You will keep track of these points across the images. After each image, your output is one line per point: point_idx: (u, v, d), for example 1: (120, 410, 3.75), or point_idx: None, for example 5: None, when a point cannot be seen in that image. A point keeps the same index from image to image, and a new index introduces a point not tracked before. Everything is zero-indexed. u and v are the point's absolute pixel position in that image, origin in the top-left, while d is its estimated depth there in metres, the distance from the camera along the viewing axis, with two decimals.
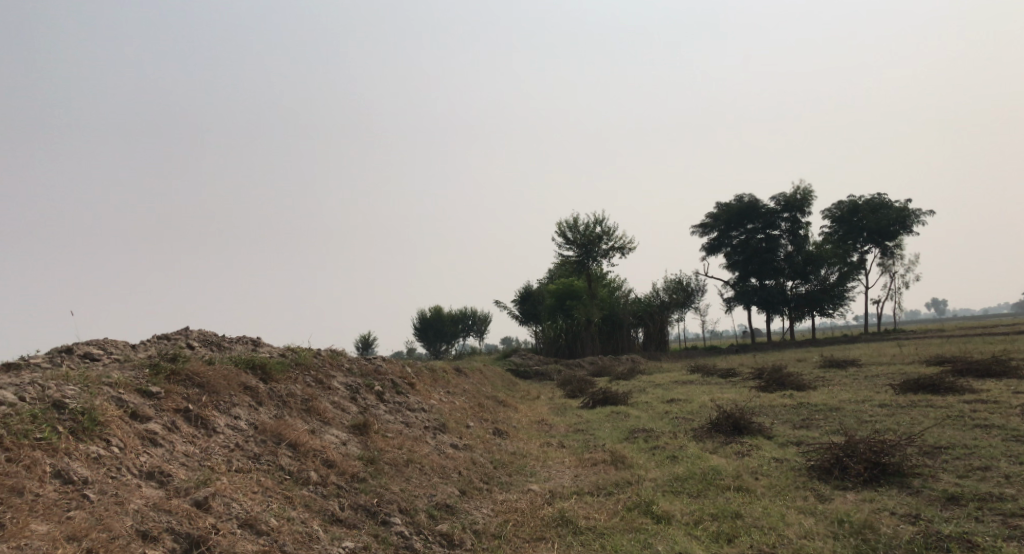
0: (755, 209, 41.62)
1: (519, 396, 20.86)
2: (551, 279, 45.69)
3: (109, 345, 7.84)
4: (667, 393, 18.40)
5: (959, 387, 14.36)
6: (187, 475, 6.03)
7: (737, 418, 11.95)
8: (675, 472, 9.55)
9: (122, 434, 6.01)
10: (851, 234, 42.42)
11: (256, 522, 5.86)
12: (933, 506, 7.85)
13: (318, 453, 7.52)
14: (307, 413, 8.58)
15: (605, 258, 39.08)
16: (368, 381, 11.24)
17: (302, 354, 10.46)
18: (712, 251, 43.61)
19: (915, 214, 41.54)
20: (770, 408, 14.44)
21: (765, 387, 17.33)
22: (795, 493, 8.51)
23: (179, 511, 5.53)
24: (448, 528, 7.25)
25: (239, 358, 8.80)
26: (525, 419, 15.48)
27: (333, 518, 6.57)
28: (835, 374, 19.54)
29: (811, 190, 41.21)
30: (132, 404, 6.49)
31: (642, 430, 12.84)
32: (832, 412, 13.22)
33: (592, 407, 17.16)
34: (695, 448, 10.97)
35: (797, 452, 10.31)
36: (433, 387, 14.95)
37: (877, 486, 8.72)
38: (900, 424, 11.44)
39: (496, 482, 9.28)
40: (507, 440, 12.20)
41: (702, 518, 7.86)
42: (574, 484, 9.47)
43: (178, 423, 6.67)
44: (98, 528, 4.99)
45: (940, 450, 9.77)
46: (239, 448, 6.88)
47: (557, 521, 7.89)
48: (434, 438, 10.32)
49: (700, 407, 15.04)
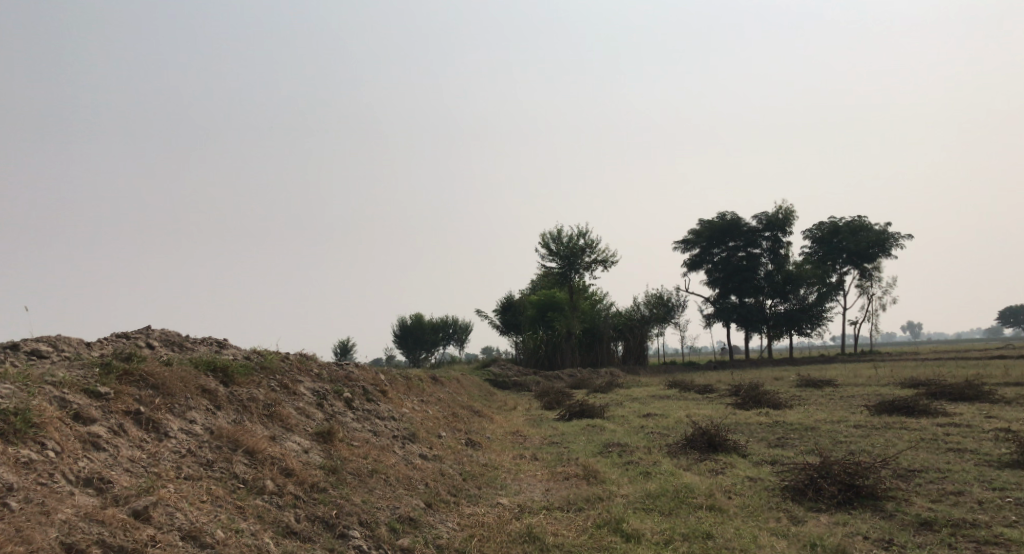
0: (737, 227, 41.72)
1: (495, 406, 20.59)
2: (533, 290, 45.55)
3: (61, 343, 7.52)
4: (643, 407, 18.21)
5: (934, 410, 14.30)
6: (129, 482, 5.74)
7: (712, 435, 11.77)
8: (647, 489, 9.34)
9: (60, 437, 5.74)
10: (831, 255, 42.66)
11: (200, 534, 5.58)
12: (906, 531, 7.70)
13: (276, 461, 7.22)
14: (268, 419, 8.28)
15: (587, 270, 38.85)
16: (336, 388, 10.94)
17: (268, 358, 10.14)
18: (693, 267, 43.62)
19: (894, 237, 41.85)
20: (746, 425, 14.32)
21: (741, 404, 17.21)
22: (768, 514, 8.32)
23: (114, 522, 5.25)
24: (409, 543, 6.95)
25: (200, 360, 8.46)
26: (500, 430, 15.23)
27: (287, 531, 6.30)
28: (811, 393, 19.49)
29: (793, 210, 41.40)
30: (76, 405, 6.22)
31: (616, 444, 12.64)
32: (807, 431, 13.11)
33: (567, 419, 16.95)
34: (669, 464, 10.78)
35: (772, 472, 10.14)
36: (406, 396, 14.68)
37: (851, 508, 8.55)
38: (875, 446, 11.31)
39: (464, 495, 9.02)
40: (479, 451, 11.94)
41: (673, 538, 7.64)
42: (544, 499, 9.23)
43: (125, 426, 6.37)
44: (15, 541, 4.71)
45: (914, 473, 9.64)
46: (191, 454, 6.59)
47: (524, 538, 7.64)
48: (403, 448, 10.03)
49: (676, 423, 14.88)
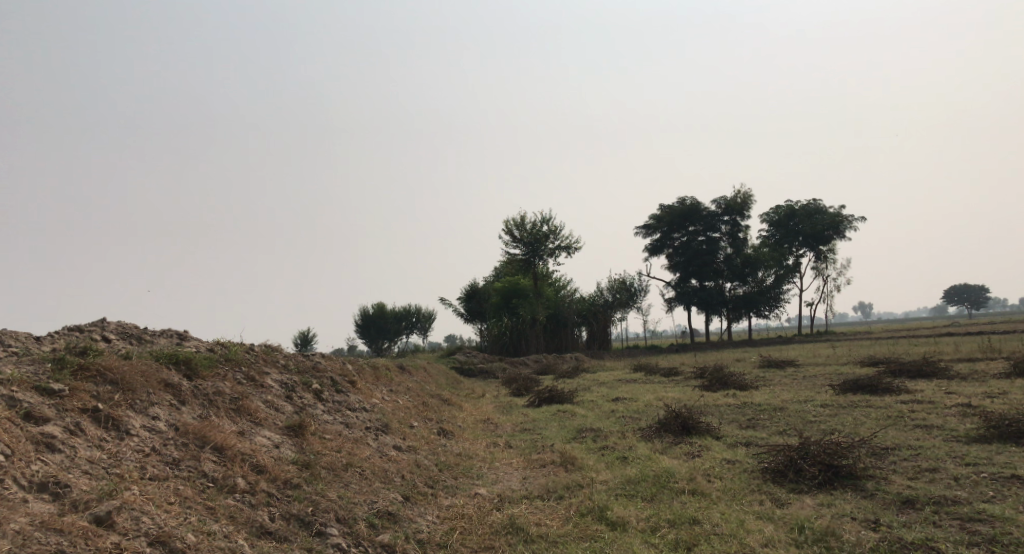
0: (696, 212, 41.83)
1: (463, 394, 20.27)
2: (496, 277, 45.28)
3: (10, 338, 7.07)
4: (612, 391, 18.10)
5: (896, 387, 14.40)
6: (88, 485, 5.35)
7: (685, 418, 11.64)
8: (627, 474, 9.16)
9: (10, 439, 5.32)
10: (787, 238, 43.15)
11: (170, 539, 5.22)
12: (890, 510, 7.62)
13: (247, 457, 6.86)
14: (236, 413, 7.88)
15: (551, 256, 38.58)
16: (305, 380, 10.53)
17: (232, 349, 9.69)
18: (654, 252, 43.65)
19: (848, 220, 42.43)
20: (716, 407, 14.25)
21: (708, 385, 17.22)
22: (751, 497, 8.21)
23: (74, 529, 4.89)
24: (390, 539, 6.65)
25: (161, 353, 8.03)
26: (470, 419, 14.97)
27: (261, 531, 5.97)
28: (774, 373, 19.58)
29: (750, 194, 41.78)
30: (27, 404, 5.81)
31: (589, 429, 12.47)
32: (777, 412, 13.08)
33: (537, 405, 16.76)
34: (645, 448, 10.63)
35: (749, 454, 10.04)
36: (375, 386, 14.29)
37: (832, 489, 8.46)
38: (845, 425, 11.29)
39: (441, 487, 8.74)
40: (452, 441, 11.64)
41: (659, 525, 7.46)
42: (523, 487, 9.00)
43: (82, 425, 5.97)
44: None
45: (888, 450, 9.61)
46: (155, 453, 6.20)
47: (507, 528, 7.39)
48: (376, 440, 9.70)
49: (646, 406, 14.77)
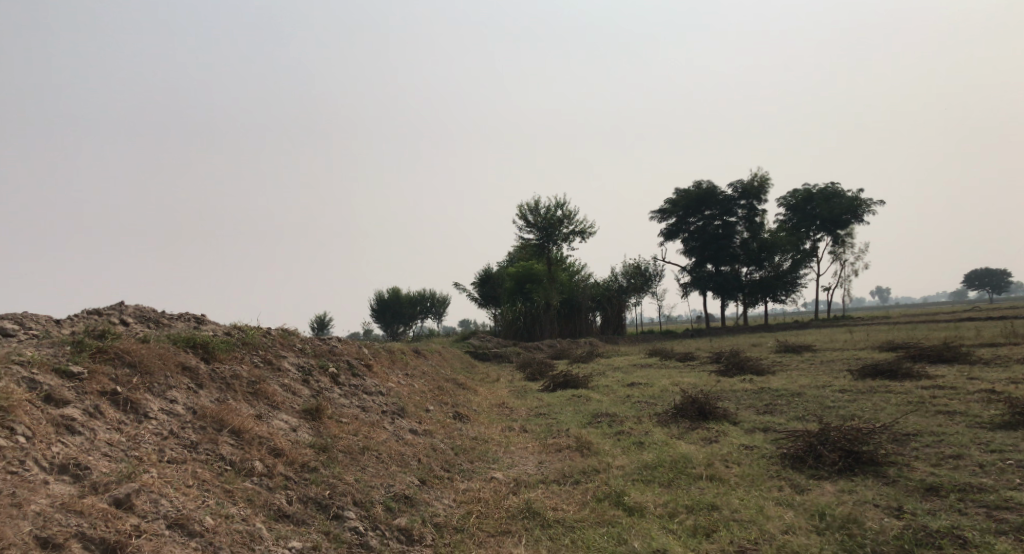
0: (712, 196, 41.45)
1: (478, 378, 20.30)
2: (510, 262, 45.28)
3: (29, 321, 7.11)
4: (627, 376, 18.03)
5: (916, 373, 14.23)
6: (108, 468, 5.37)
7: (702, 403, 11.56)
8: (644, 459, 9.11)
9: (30, 421, 5.34)
10: (804, 222, 42.73)
11: (188, 522, 5.23)
12: (913, 497, 7.52)
13: (264, 440, 6.87)
14: (253, 397, 7.89)
15: (565, 241, 38.42)
16: (321, 363, 10.55)
17: (249, 333, 9.70)
18: (669, 236, 43.36)
19: (866, 203, 41.89)
20: (732, 392, 14.16)
21: (724, 370, 17.10)
22: (771, 483, 8.14)
23: (94, 511, 4.90)
24: (408, 522, 6.66)
25: (178, 336, 8.05)
26: (485, 402, 14.98)
27: (279, 514, 5.97)
28: (790, 358, 19.44)
29: (767, 177, 41.34)
30: (47, 387, 5.82)
31: (605, 414, 12.42)
32: (795, 397, 12.97)
33: (552, 390, 16.73)
34: (661, 434, 10.57)
35: (767, 439, 9.95)
36: (391, 370, 14.32)
37: (852, 475, 8.37)
38: (865, 411, 11.17)
39: (457, 470, 8.72)
40: (468, 425, 11.62)
41: (678, 511, 7.40)
42: (539, 472, 8.97)
43: (101, 408, 5.99)
44: None
45: (911, 437, 9.49)
46: (173, 436, 6.21)
47: (523, 513, 7.36)
48: (392, 424, 9.71)
49: (662, 391, 14.70)
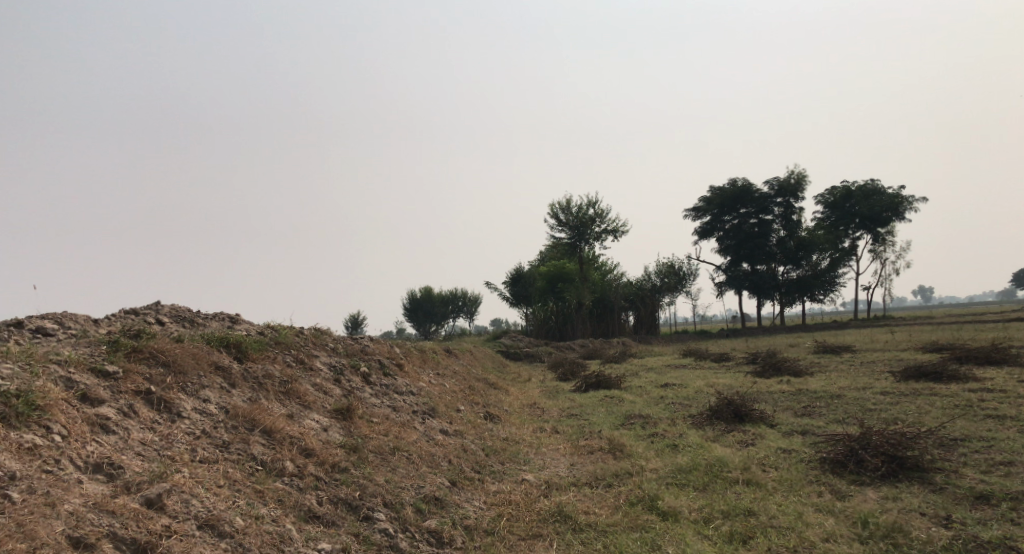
0: (748, 194, 40.88)
1: (509, 378, 20.24)
2: (542, 261, 45.13)
3: (68, 320, 7.21)
4: (661, 377, 17.81)
5: (963, 375, 13.82)
6: (141, 467, 5.40)
7: (738, 406, 11.35)
8: (678, 462, 8.95)
9: (66, 420, 5.39)
10: (843, 220, 41.93)
11: (219, 523, 5.24)
12: (962, 506, 7.27)
13: (295, 440, 6.87)
14: (285, 396, 7.91)
15: (597, 240, 38.15)
16: (353, 363, 10.57)
17: (282, 333, 9.75)
18: (704, 235, 42.88)
19: (908, 200, 40.96)
20: (769, 394, 13.89)
21: (761, 372, 16.80)
22: (810, 489, 7.94)
23: (125, 512, 4.92)
24: (438, 525, 6.61)
25: (212, 336, 8.11)
26: (516, 403, 14.92)
27: (309, 515, 5.96)
28: (830, 359, 19.06)
29: (805, 174, 40.64)
30: (82, 386, 5.88)
31: (638, 416, 12.27)
32: (834, 399, 12.67)
33: (584, 390, 16.60)
34: (696, 436, 10.39)
35: (805, 443, 9.73)
36: (422, 369, 14.32)
37: (896, 481, 8.13)
38: (909, 414, 10.86)
39: (488, 472, 8.67)
40: (499, 426, 11.56)
41: (713, 516, 7.25)
42: (571, 474, 8.87)
43: (136, 407, 6.03)
44: (17, 538, 4.39)
45: (958, 442, 9.19)
46: (206, 436, 6.24)
47: (555, 516, 7.27)
48: (423, 424, 9.68)
49: (697, 392, 14.49)
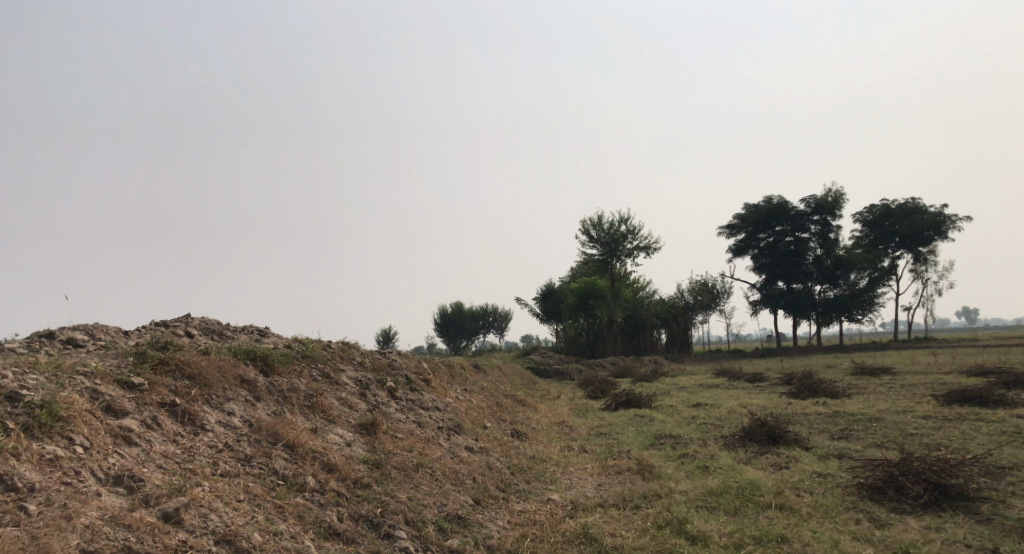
0: (784, 211, 40.30)
1: (538, 395, 20.04)
2: (574, 277, 44.88)
3: (98, 330, 7.26)
4: (693, 396, 17.49)
5: (1009, 400, 13.33)
6: (161, 480, 5.37)
7: (772, 427, 11.05)
8: (709, 485, 8.71)
9: (88, 432, 5.39)
10: (882, 238, 41.08)
11: (235, 539, 5.18)
12: (1009, 537, 6.95)
13: (318, 455, 6.81)
14: (310, 410, 7.87)
15: (629, 256, 37.83)
16: (378, 377, 10.50)
17: (309, 346, 9.73)
18: (739, 253, 42.31)
19: (949, 219, 40.02)
20: (804, 416, 13.54)
21: (796, 393, 16.40)
22: (847, 515, 7.66)
23: (143, 526, 4.89)
24: (459, 544, 6.48)
25: (239, 349, 8.11)
26: (544, 420, 14.75)
27: (329, 532, 5.88)
28: (868, 381, 18.55)
29: (842, 192, 39.95)
30: (107, 397, 5.90)
31: (668, 436, 12.01)
32: (873, 423, 12.29)
33: (614, 408, 16.36)
34: (728, 458, 10.12)
35: (842, 467, 9.42)
36: (449, 385, 14.20)
37: (939, 510, 7.81)
38: (952, 440, 10.48)
39: (514, 490, 8.53)
40: (525, 443, 11.40)
41: (743, 541, 7.02)
42: (597, 494, 8.69)
43: (160, 419, 6.03)
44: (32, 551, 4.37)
45: (1005, 470, 8.82)
46: (228, 449, 6.20)
47: (580, 538, 7.10)
48: (448, 440, 9.58)
49: (730, 413, 14.18)
